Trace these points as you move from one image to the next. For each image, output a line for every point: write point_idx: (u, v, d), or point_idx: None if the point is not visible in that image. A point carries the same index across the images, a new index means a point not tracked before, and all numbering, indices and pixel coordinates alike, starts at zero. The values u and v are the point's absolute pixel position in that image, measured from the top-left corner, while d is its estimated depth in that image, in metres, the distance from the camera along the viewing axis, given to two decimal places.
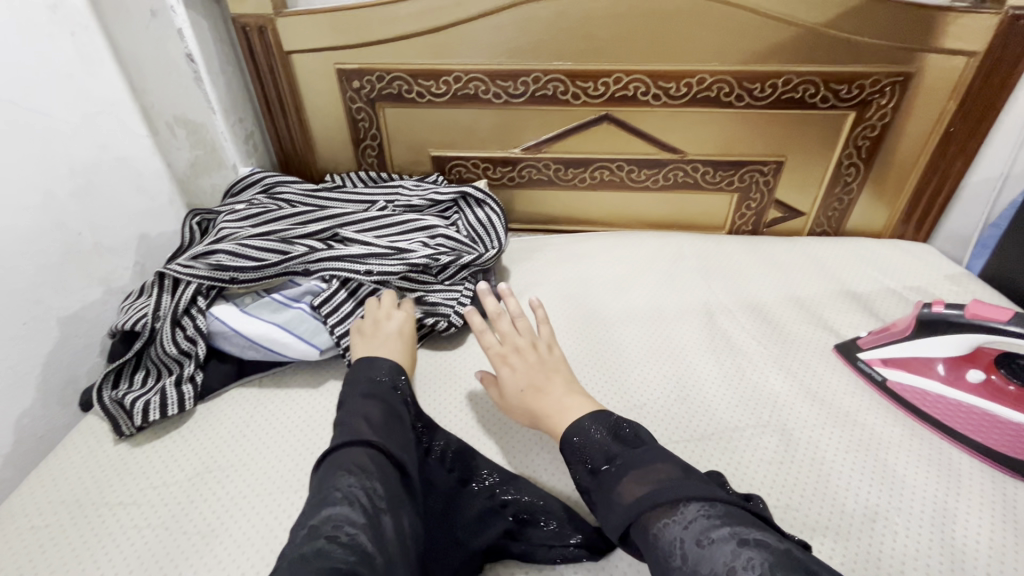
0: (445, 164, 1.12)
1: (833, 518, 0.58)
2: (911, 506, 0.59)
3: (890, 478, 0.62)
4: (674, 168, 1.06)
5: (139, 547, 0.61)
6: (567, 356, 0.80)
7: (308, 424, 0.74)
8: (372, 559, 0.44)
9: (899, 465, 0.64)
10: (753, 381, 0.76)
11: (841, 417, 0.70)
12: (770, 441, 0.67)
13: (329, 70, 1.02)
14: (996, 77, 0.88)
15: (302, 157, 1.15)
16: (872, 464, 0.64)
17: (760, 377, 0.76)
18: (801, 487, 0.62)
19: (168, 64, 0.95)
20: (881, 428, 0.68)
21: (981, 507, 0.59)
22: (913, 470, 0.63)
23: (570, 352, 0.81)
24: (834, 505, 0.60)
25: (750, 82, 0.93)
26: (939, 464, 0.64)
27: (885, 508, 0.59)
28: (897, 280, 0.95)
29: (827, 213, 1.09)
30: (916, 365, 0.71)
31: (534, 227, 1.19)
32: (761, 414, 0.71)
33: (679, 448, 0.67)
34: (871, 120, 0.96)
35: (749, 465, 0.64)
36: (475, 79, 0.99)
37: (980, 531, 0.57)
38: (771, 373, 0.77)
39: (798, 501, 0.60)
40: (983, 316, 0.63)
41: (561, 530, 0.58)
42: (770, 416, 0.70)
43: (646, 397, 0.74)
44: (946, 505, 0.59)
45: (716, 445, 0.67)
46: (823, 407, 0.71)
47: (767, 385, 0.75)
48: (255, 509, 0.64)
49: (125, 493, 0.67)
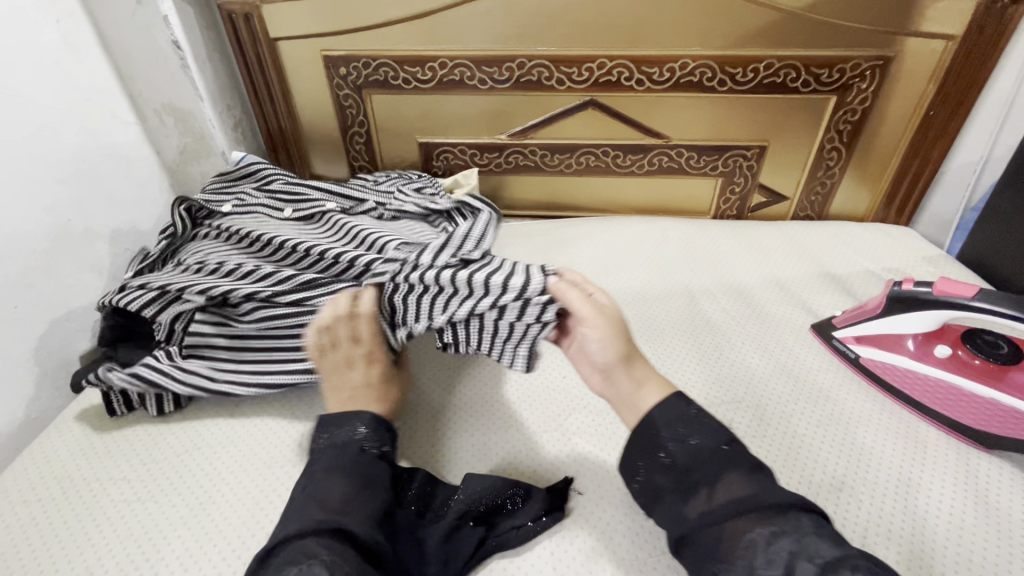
0: (432, 151, 1.12)
1: (807, 487, 0.60)
2: (876, 476, 0.61)
3: (859, 452, 0.64)
4: (658, 154, 1.07)
5: (131, 520, 0.63)
6: (637, 328, 0.84)
7: (295, 404, 0.76)
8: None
9: (868, 440, 0.65)
10: (730, 361, 0.77)
11: (814, 394, 0.72)
12: (745, 416, 0.69)
13: (316, 57, 1.03)
14: (974, 59, 0.89)
15: (290, 144, 1.16)
16: (842, 437, 0.66)
17: (737, 357, 0.78)
18: (778, 454, 0.64)
19: (155, 51, 0.95)
20: (854, 405, 0.70)
21: (943, 477, 0.61)
22: (881, 444, 0.65)
23: (637, 321, 0.85)
24: (809, 475, 0.62)
25: (731, 66, 0.94)
26: (905, 436, 0.66)
27: (852, 478, 0.61)
28: (877, 263, 0.97)
29: (810, 197, 1.10)
30: (887, 341, 0.74)
31: (522, 213, 1.21)
32: (738, 392, 0.72)
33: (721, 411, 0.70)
34: (852, 105, 0.97)
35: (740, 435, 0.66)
36: (460, 65, 0.99)
37: (941, 499, 0.59)
38: (748, 354, 0.78)
39: (782, 469, 0.62)
40: (949, 293, 0.65)
41: (523, 507, 0.60)
42: (747, 394, 0.72)
43: (689, 369, 0.76)
44: (910, 476, 0.61)
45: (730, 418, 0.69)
46: (801, 386, 0.73)
47: (744, 364, 0.77)
48: (243, 486, 0.66)
49: (117, 469, 0.69)
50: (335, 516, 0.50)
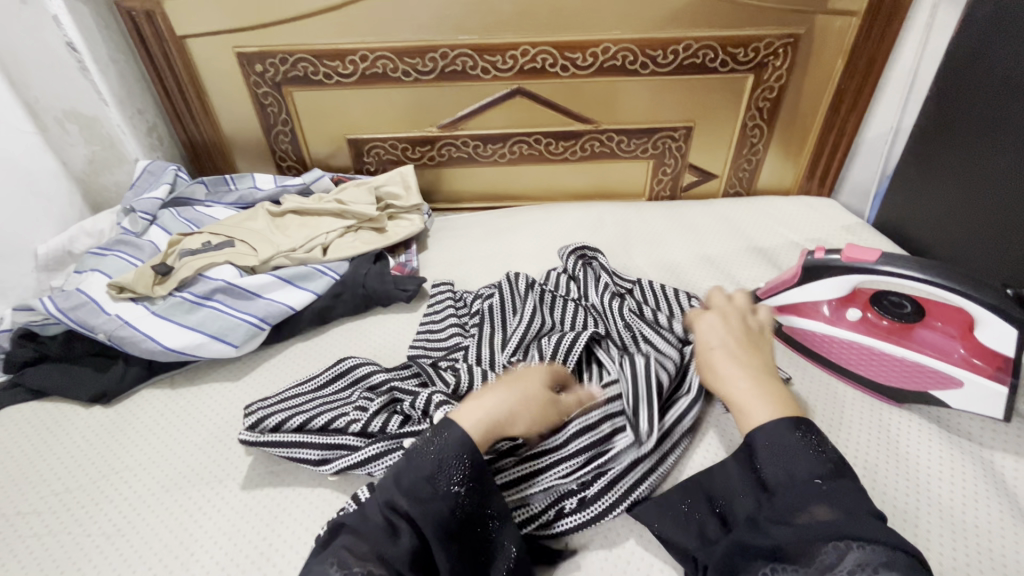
0: (362, 147, 1.09)
1: (969, 505, 0.58)
2: (975, 486, 0.60)
3: (922, 471, 0.61)
4: (589, 139, 1.07)
5: (38, 554, 0.59)
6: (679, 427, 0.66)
7: (221, 420, 0.72)
8: None
9: (914, 456, 0.63)
10: (853, 441, 0.65)
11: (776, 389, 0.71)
12: (937, 462, 0.62)
13: (228, 55, 0.98)
14: (875, 33, 0.93)
15: (214, 148, 1.12)
16: (905, 463, 0.62)
17: (855, 435, 0.65)
18: (961, 479, 0.60)
19: (47, 54, 0.89)
20: (803, 388, 0.71)
21: (928, 460, 0.62)
22: (857, 423, 0.67)
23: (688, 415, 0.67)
24: (966, 498, 0.59)
25: (651, 49, 0.95)
26: (862, 419, 0.67)
27: (970, 500, 0.59)
28: (799, 233, 1.01)
29: (738, 174, 1.13)
30: (804, 309, 0.76)
31: (459, 206, 1.19)
32: (894, 463, 0.62)
33: (898, 497, 0.59)
34: (768, 83, 1.00)
35: (934, 480, 0.60)
36: (381, 57, 0.97)
37: (879, 466, 0.62)
38: (860, 421, 0.67)
39: (959, 495, 0.59)
40: (856, 259, 0.68)
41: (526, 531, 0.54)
42: (896, 464, 0.62)
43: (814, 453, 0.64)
44: (958, 478, 0.61)
45: (919, 489, 0.60)
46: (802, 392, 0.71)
47: (864, 438, 0.65)
48: (166, 508, 0.62)
49: (22, 502, 0.64)
50: (383, 542, 0.47)
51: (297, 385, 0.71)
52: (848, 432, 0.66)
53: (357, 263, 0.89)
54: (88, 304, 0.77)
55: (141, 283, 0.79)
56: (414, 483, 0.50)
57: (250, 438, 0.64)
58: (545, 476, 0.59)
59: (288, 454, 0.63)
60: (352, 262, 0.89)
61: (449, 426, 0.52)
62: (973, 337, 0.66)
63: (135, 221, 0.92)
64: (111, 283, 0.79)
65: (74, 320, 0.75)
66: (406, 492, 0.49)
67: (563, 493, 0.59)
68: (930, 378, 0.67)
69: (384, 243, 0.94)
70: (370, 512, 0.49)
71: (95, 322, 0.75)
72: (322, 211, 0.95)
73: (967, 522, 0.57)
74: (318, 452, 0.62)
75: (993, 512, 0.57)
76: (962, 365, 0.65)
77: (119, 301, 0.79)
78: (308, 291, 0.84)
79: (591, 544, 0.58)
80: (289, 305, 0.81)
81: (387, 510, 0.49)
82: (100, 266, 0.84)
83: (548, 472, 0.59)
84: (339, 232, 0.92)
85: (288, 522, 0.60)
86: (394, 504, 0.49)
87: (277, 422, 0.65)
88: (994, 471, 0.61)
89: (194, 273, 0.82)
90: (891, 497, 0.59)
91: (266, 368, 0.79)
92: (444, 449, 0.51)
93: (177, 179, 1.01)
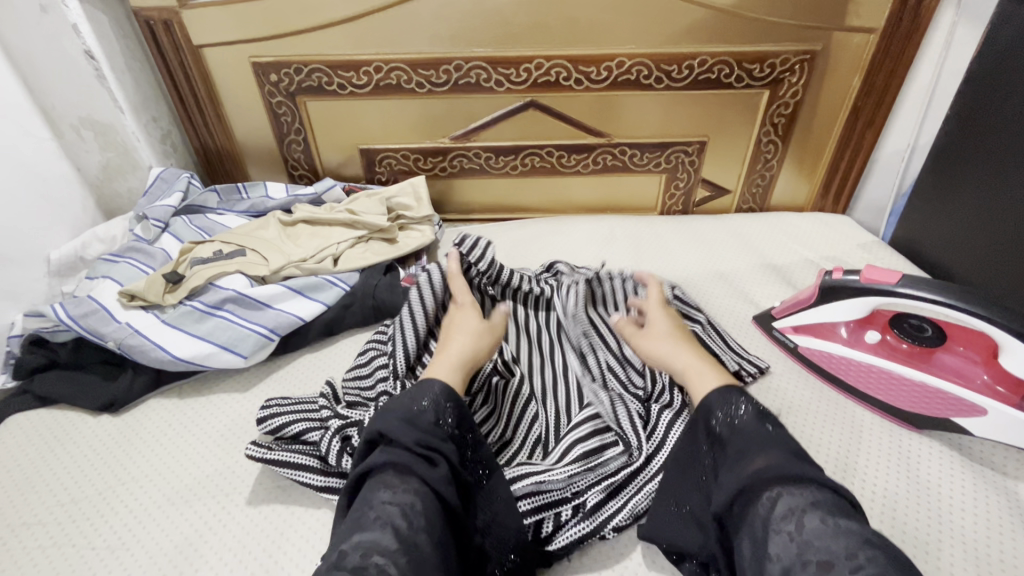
0: (374, 157, 1.10)
1: (992, 536, 0.56)
2: (996, 515, 0.58)
3: (940, 498, 0.60)
4: (602, 152, 1.07)
5: (43, 567, 0.58)
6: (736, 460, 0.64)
7: (230, 430, 0.71)
8: (415, 542, 0.45)
9: (932, 483, 0.61)
10: (867, 467, 0.63)
11: (784, 411, 0.70)
12: (955, 489, 0.61)
13: (244, 64, 0.99)
14: (892, 50, 0.92)
15: (227, 157, 1.12)
16: (921, 491, 0.61)
17: (870, 460, 0.64)
18: (982, 508, 0.59)
19: (65, 61, 0.89)
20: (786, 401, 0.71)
21: (948, 488, 0.61)
22: (871, 446, 0.66)
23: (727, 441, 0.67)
24: (988, 527, 0.57)
25: (666, 64, 0.95)
26: (877, 443, 0.66)
27: (992, 530, 0.57)
28: (814, 251, 0.99)
29: (751, 190, 1.13)
30: (821, 330, 0.75)
31: (470, 217, 1.19)
32: (909, 489, 0.61)
33: (916, 526, 0.57)
34: (784, 99, 0.99)
35: (954, 508, 0.59)
36: (396, 69, 0.97)
37: (897, 492, 0.61)
38: (874, 445, 0.66)
39: (982, 526, 0.57)
40: (875, 280, 0.67)
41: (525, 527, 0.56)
42: (913, 490, 0.61)
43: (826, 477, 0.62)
44: (979, 506, 0.59)
45: (938, 518, 0.58)
46: (793, 411, 0.70)
47: (877, 463, 0.64)
48: (171, 522, 0.61)
49: (29, 511, 0.63)
50: (419, 459, 0.50)
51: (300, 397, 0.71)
52: (862, 456, 0.64)
53: (367, 273, 0.89)
54: (99, 312, 0.76)
55: (152, 291, 0.79)
56: (422, 423, 0.53)
57: (257, 453, 0.62)
58: (544, 480, 0.59)
59: (290, 474, 0.61)
60: (363, 273, 0.89)
61: (434, 385, 0.56)
62: (997, 364, 0.65)
63: (148, 228, 0.92)
64: (122, 290, 0.78)
65: (85, 328, 0.75)
66: (423, 428, 0.52)
67: (557, 501, 0.59)
68: (953, 405, 0.66)
69: (395, 254, 0.93)
70: (395, 448, 0.51)
71: (105, 329, 0.75)
72: (334, 221, 0.95)
73: (991, 554, 0.55)
74: (322, 478, 0.61)
75: (1016, 542, 0.56)
76: (985, 392, 0.64)
77: (129, 309, 0.78)
78: (319, 302, 0.83)
79: (601, 551, 0.58)
80: (299, 317, 0.81)
81: (412, 439, 0.51)
82: (112, 274, 0.83)
83: (548, 480, 0.59)
84: (350, 243, 0.92)
85: (293, 540, 0.59)
86: (419, 440, 0.51)
87: (294, 430, 0.65)
88: (1016, 500, 0.59)
89: (205, 282, 0.81)
90: (909, 526, 0.57)
91: (273, 381, 0.79)
92: (437, 400, 0.55)
93: (190, 186, 1.01)
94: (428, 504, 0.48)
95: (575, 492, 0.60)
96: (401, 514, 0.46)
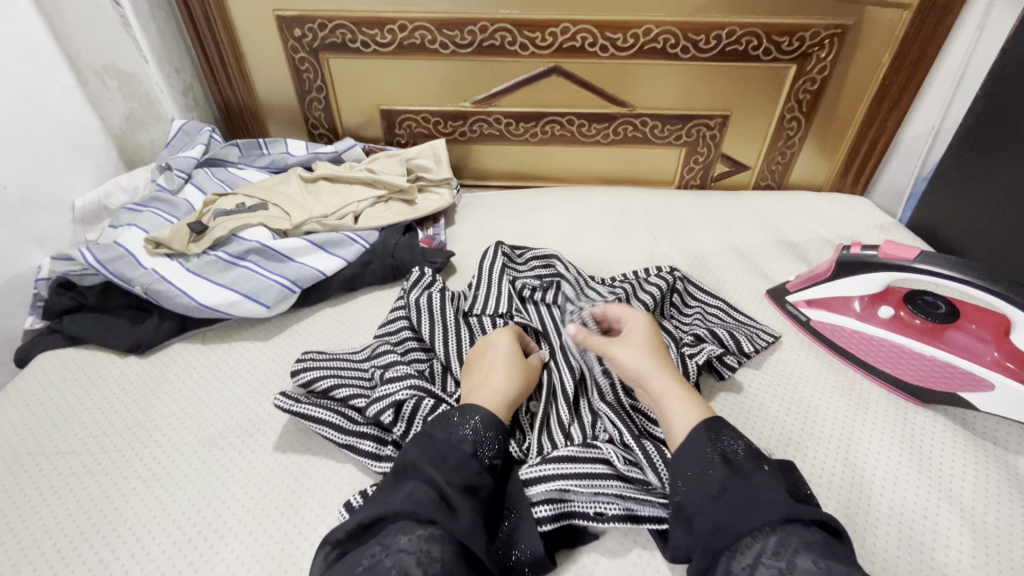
0: (394, 119, 1.10)
1: (990, 508, 0.58)
2: (996, 488, 0.60)
3: (942, 470, 0.62)
4: (623, 122, 1.06)
5: (77, 493, 0.61)
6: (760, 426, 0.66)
7: (253, 375, 0.74)
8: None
9: (934, 455, 0.63)
10: (873, 438, 0.65)
11: (792, 380, 0.72)
12: (958, 462, 0.62)
13: (268, 17, 0.98)
14: (927, 27, 0.90)
15: (249, 114, 1.13)
16: (924, 463, 0.62)
17: (876, 432, 0.66)
18: (982, 481, 0.61)
19: (91, 7, 0.88)
20: (752, 384, 0.71)
21: (951, 460, 0.63)
22: (876, 417, 0.67)
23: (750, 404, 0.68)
24: (986, 498, 0.59)
25: (695, 33, 0.94)
26: (884, 417, 0.67)
27: (991, 503, 0.59)
28: (832, 231, 0.99)
29: (771, 167, 1.12)
30: (835, 304, 0.77)
31: (487, 183, 1.19)
32: (913, 460, 0.63)
33: (917, 494, 0.59)
34: (811, 74, 0.98)
35: (956, 481, 0.61)
36: (420, 28, 0.96)
37: (900, 463, 0.62)
38: (881, 416, 0.67)
39: (981, 498, 0.59)
40: (893, 256, 0.68)
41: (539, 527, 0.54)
42: (915, 461, 0.62)
43: (833, 445, 0.64)
44: (980, 479, 0.61)
45: (938, 489, 0.60)
46: (771, 393, 0.70)
47: (883, 434, 0.65)
48: (197, 458, 0.64)
49: (62, 442, 0.66)
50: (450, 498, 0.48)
51: (335, 352, 0.73)
52: (866, 426, 0.66)
53: (388, 233, 0.90)
54: (126, 257, 0.78)
55: (176, 240, 0.80)
56: (455, 454, 0.51)
57: (285, 404, 0.64)
58: (571, 489, 0.56)
59: (313, 427, 0.64)
60: (382, 232, 0.90)
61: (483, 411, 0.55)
62: (1008, 341, 0.66)
63: (171, 179, 0.94)
64: (148, 238, 0.80)
65: (113, 273, 0.76)
66: (456, 466, 0.50)
67: (577, 512, 0.56)
68: (961, 379, 0.67)
69: (414, 215, 0.95)
70: (423, 486, 0.48)
71: (132, 275, 0.77)
72: (354, 179, 0.96)
73: (987, 524, 0.57)
74: (342, 435, 0.62)
75: (1013, 514, 0.58)
76: (993, 367, 0.66)
77: (155, 257, 0.80)
78: (339, 257, 0.85)
79: None
80: (320, 271, 0.82)
81: (445, 474, 0.49)
82: (137, 222, 0.85)
83: (573, 485, 0.56)
84: (370, 202, 0.93)
85: (315, 479, 0.62)
86: (452, 480, 0.49)
87: (322, 386, 0.66)
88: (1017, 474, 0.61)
89: (228, 234, 0.83)
90: (910, 494, 0.59)
91: (293, 331, 0.81)
92: (479, 429, 0.53)
93: (211, 140, 1.02)
94: (447, 549, 0.44)
95: (601, 510, 0.56)
96: (415, 563, 0.43)
